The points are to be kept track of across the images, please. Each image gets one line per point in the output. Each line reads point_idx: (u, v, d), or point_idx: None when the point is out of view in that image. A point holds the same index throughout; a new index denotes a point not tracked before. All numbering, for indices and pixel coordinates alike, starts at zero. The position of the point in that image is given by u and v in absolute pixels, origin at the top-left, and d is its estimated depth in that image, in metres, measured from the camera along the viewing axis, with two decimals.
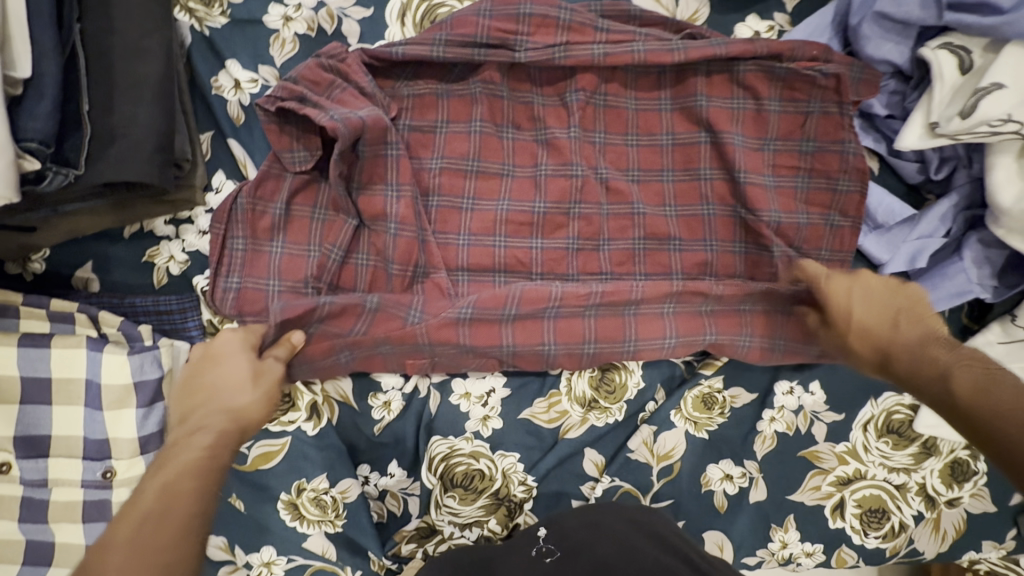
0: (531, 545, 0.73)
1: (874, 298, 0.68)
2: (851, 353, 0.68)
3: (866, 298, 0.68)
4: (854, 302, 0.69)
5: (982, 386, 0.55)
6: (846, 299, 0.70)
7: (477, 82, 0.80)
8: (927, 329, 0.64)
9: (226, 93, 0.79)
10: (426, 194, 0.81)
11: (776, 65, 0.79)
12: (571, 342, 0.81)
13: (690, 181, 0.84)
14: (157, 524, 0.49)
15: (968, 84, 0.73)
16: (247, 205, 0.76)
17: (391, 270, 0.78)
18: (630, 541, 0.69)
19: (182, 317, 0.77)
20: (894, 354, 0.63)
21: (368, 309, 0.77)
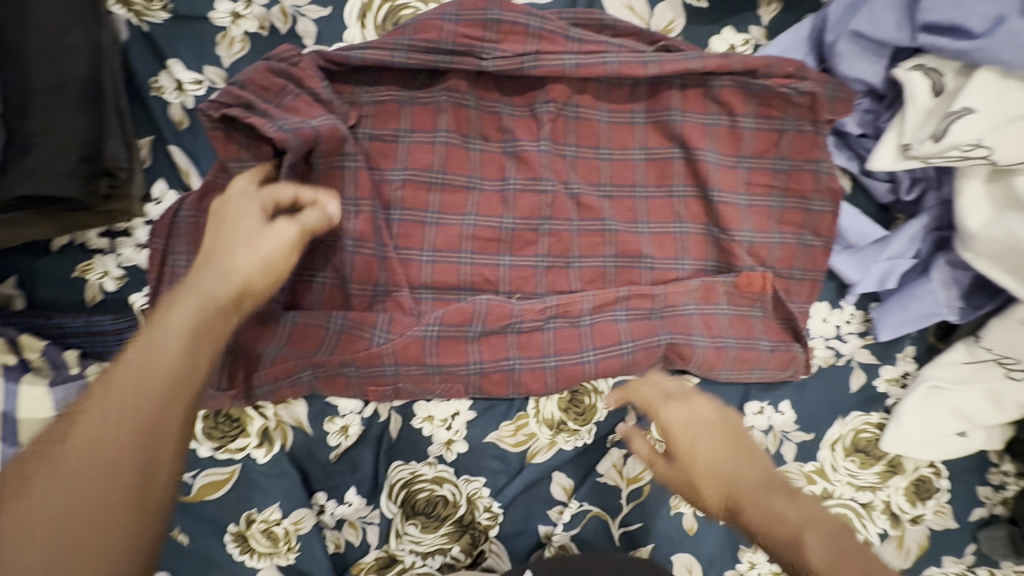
0: None
1: (703, 427, 0.60)
2: (696, 491, 0.58)
3: (706, 434, 0.60)
4: (686, 433, 0.60)
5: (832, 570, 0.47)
6: (689, 426, 0.61)
7: (442, 90, 0.76)
8: (763, 470, 0.57)
9: (167, 94, 0.73)
10: (387, 208, 0.77)
11: (751, 80, 0.76)
12: (534, 357, 0.78)
13: (663, 198, 0.82)
14: (105, 446, 0.40)
15: (939, 107, 0.73)
16: (189, 218, 0.70)
17: (350, 289, 0.74)
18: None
19: (118, 339, 0.69)
20: (739, 502, 0.55)
21: (333, 329, 0.73)
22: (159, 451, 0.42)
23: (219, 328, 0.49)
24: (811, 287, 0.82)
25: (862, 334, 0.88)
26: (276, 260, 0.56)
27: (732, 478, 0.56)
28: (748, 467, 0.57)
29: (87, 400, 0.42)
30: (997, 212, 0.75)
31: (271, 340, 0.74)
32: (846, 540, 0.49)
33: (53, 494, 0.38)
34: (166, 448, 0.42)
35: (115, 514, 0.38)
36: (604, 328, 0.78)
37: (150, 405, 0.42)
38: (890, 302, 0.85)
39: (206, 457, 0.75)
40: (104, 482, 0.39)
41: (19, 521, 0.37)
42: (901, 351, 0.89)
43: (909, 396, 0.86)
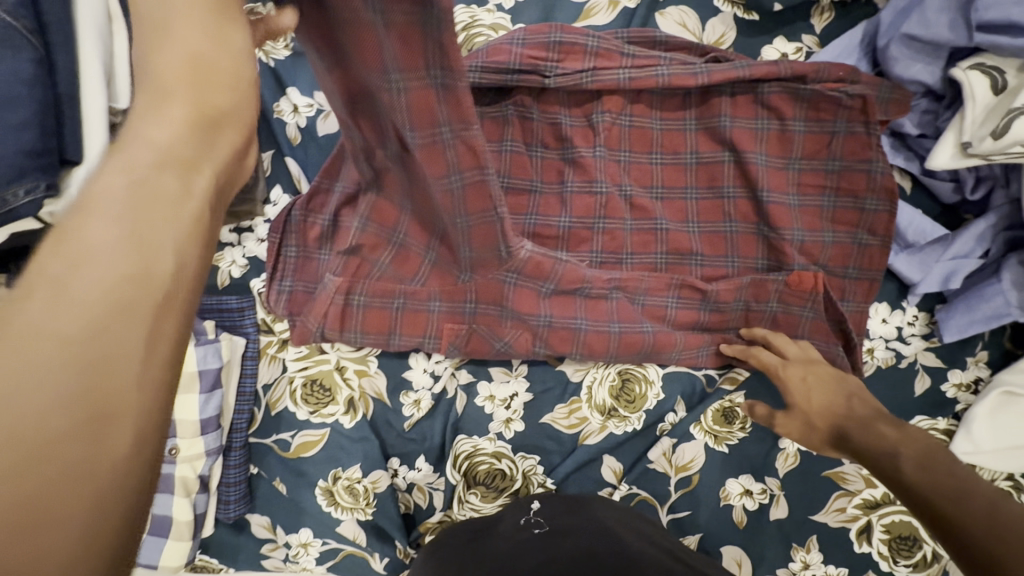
0: (521, 515, 0.78)
1: (819, 386, 0.78)
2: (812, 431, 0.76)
3: (818, 386, 0.78)
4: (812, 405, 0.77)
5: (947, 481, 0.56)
6: (805, 390, 0.78)
7: (509, 105, 0.85)
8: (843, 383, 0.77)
9: (285, 115, 0.88)
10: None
11: (801, 86, 0.80)
12: (599, 320, 0.84)
13: (714, 199, 0.86)
14: (137, 210, 0.33)
15: (1001, 103, 0.72)
16: (300, 217, 0.85)
17: (427, 257, 0.83)
18: (608, 527, 0.71)
19: (240, 315, 0.86)
20: (848, 432, 0.71)
21: (393, 242, 0.83)
22: (159, 256, 0.32)
23: (225, 94, 0.39)
24: (868, 286, 0.83)
25: (926, 337, 0.87)
26: (201, 52, 0.39)
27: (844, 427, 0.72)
28: (860, 409, 0.74)
29: (90, 198, 0.33)
30: None
31: (376, 258, 0.84)
32: (938, 454, 0.60)
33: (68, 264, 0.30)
34: (166, 223, 0.33)
35: (98, 323, 0.30)
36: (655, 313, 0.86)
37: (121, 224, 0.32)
38: (956, 304, 0.83)
39: (303, 420, 0.88)
40: (116, 242, 0.32)
41: (37, 293, 0.29)
42: (972, 356, 0.87)
43: (980, 402, 0.84)
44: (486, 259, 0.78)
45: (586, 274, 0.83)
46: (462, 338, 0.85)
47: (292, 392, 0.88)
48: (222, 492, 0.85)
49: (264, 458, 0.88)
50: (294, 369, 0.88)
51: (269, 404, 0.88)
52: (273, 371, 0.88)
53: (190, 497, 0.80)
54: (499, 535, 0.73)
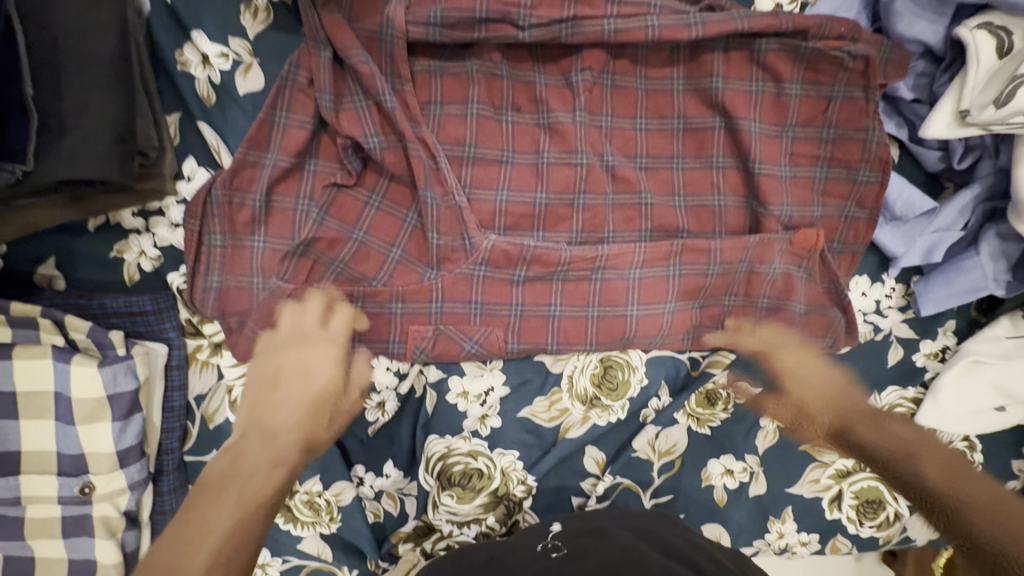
0: (537, 541, 0.70)
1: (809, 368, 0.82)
2: (849, 426, 0.81)
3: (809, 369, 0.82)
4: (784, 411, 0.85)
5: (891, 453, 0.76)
6: (794, 373, 0.82)
7: (474, 60, 0.74)
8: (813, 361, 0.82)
9: (192, 68, 0.70)
10: (406, 207, 0.76)
11: (801, 43, 0.72)
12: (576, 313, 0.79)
13: (702, 169, 0.79)
14: (241, 508, 0.60)
15: (1005, 68, 0.68)
16: (222, 197, 0.70)
17: (395, 258, 0.76)
18: (635, 545, 0.65)
19: (158, 319, 0.72)
20: (849, 425, 0.81)
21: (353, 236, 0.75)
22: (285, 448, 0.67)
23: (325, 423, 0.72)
24: (851, 259, 0.80)
25: (902, 309, 0.85)
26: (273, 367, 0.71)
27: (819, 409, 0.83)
28: (855, 392, 0.83)
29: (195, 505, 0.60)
30: None
31: (332, 257, 0.75)
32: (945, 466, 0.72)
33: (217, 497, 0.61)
34: (257, 479, 0.63)
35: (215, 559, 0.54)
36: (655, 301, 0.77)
37: (250, 515, 0.60)
38: (934, 277, 0.83)
39: None
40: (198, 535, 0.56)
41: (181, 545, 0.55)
42: (941, 326, 0.87)
43: (949, 369, 0.84)
44: (453, 248, 0.75)
45: (562, 256, 0.75)
46: (429, 341, 0.77)
47: (230, 402, 0.74)
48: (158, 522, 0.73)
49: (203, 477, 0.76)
50: (232, 377, 0.74)
51: (205, 417, 0.74)
52: (206, 380, 0.74)
53: (116, 538, 0.66)
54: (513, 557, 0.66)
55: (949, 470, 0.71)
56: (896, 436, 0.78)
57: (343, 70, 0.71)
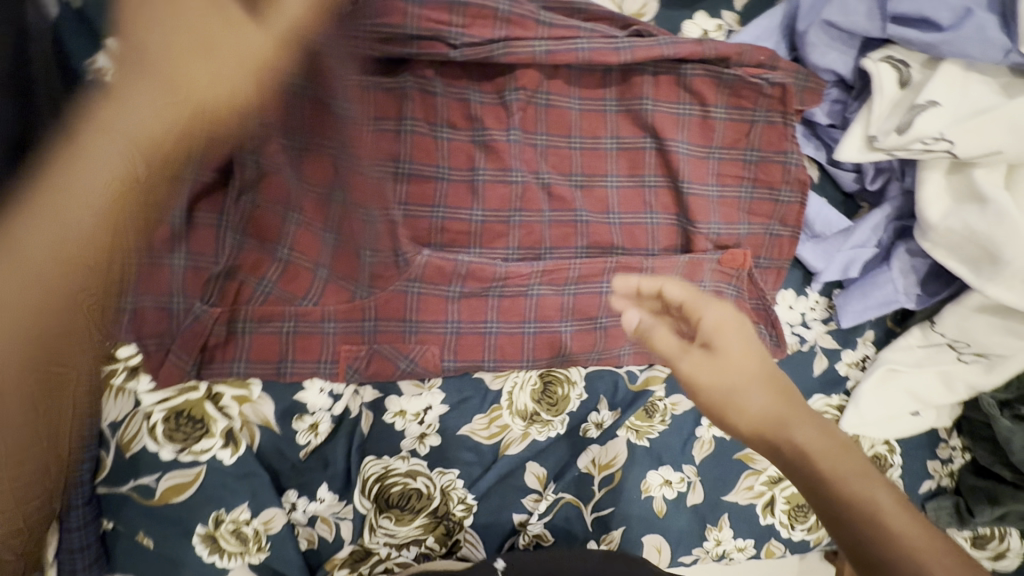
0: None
1: (736, 340, 0.55)
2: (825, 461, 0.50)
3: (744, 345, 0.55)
4: (713, 389, 0.53)
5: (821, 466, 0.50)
6: (731, 337, 0.55)
7: (407, 76, 0.73)
8: (729, 320, 0.56)
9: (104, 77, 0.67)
10: (326, 224, 0.73)
11: (724, 70, 0.76)
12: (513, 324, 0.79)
13: (635, 188, 0.80)
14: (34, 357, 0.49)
15: (905, 99, 0.73)
16: (139, 212, 0.67)
17: (321, 276, 0.74)
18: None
19: None
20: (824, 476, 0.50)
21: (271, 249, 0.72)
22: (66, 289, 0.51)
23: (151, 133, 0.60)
24: (777, 274, 0.84)
25: (825, 321, 0.90)
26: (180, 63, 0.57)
27: (748, 424, 0.53)
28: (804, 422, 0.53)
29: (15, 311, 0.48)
30: (954, 203, 0.76)
31: (259, 278, 0.72)
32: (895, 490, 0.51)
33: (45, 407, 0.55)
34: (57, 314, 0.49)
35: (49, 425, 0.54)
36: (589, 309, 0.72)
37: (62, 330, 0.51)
38: (852, 290, 0.87)
39: (168, 460, 0.72)
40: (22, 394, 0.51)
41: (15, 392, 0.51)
42: (862, 335, 0.92)
43: (867, 378, 0.89)
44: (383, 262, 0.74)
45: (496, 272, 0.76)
46: (363, 360, 0.76)
47: (150, 429, 0.72)
48: (64, 560, 0.69)
49: (120, 509, 0.72)
50: (151, 403, 0.72)
51: (121, 446, 0.71)
52: (122, 405, 0.71)
53: None
54: None
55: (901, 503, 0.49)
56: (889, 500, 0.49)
57: None
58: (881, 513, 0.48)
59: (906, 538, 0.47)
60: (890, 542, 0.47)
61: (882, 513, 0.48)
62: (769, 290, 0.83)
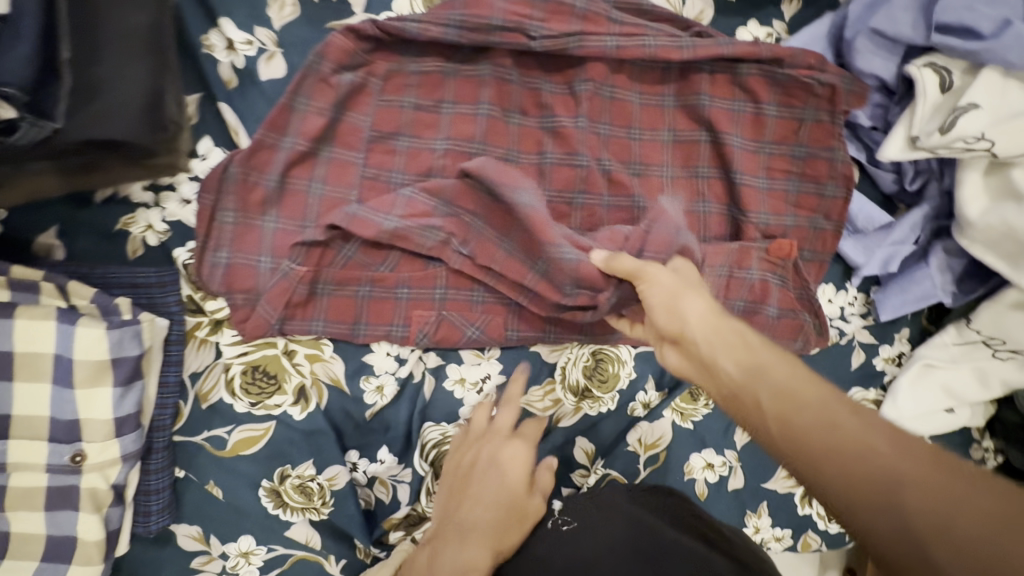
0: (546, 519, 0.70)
1: (686, 302, 0.68)
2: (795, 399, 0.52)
3: (694, 307, 0.67)
4: (661, 295, 0.70)
5: (751, 373, 0.58)
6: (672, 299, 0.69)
7: (486, 64, 0.79)
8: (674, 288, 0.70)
9: (217, 53, 0.74)
10: (423, 224, 0.76)
11: (777, 70, 0.82)
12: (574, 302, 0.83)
13: (689, 178, 0.85)
14: None
15: (947, 102, 0.79)
16: (239, 174, 0.72)
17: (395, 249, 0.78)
18: (639, 516, 0.65)
19: (160, 291, 0.72)
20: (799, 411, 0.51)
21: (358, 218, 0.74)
22: None
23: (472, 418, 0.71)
24: (819, 267, 0.88)
25: (863, 316, 0.93)
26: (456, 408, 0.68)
27: (695, 331, 0.65)
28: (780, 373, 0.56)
29: None
30: (992, 202, 0.81)
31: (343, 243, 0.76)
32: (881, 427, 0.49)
33: (488, 472, 0.73)
34: None
35: None
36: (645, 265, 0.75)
37: None
38: (890, 286, 0.91)
39: (242, 413, 0.75)
40: None
41: None
42: (896, 334, 0.95)
43: (904, 374, 0.92)
44: None
45: None
46: (431, 325, 0.79)
47: (228, 381, 0.75)
48: (140, 502, 0.72)
49: (193, 457, 0.75)
50: (231, 356, 0.75)
51: (199, 397, 0.75)
52: (203, 357, 0.75)
53: (101, 514, 0.65)
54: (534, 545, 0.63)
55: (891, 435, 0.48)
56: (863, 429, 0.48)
57: (365, 65, 0.76)
58: (800, 419, 0.51)
59: (844, 430, 0.48)
60: (795, 442, 0.50)
61: (799, 419, 0.51)
62: (813, 281, 0.87)
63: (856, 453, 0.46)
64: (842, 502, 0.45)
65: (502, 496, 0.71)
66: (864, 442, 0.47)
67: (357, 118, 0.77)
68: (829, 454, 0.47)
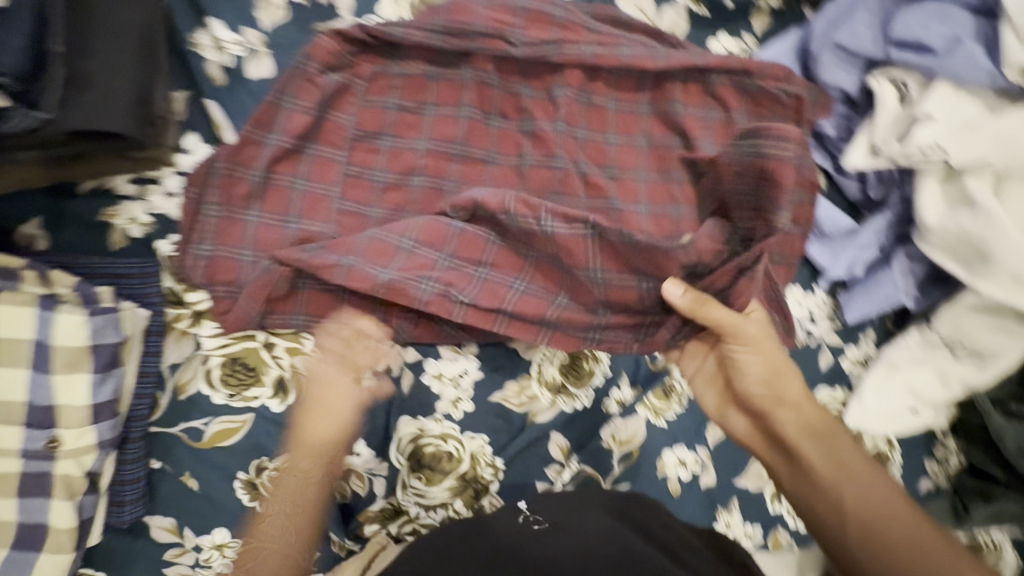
0: (518, 514, 0.74)
1: (755, 372, 0.83)
2: (841, 462, 0.75)
3: (764, 380, 0.82)
4: (759, 368, 0.82)
5: (838, 468, 0.75)
6: (750, 357, 0.83)
7: (468, 68, 0.82)
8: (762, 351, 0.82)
9: (205, 50, 0.75)
10: (422, 274, 0.77)
11: (746, 80, 0.86)
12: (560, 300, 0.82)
13: (663, 183, 0.88)
14: None
15: (905, 113, 0.83)
16: (224, 169, 0.74)
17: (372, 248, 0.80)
18: (614, 528, 0.70)
19: (141, 282, 0.73)
20: (827, 474, 0.75)
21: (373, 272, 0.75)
22: None
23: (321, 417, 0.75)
24: (788, 270, 0.91)
25: (831, 318, 0.97)
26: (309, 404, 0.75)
27: (786, 408, 0.80)
28: (807, 442, 0.78)
29: None
30: (949, 208, 0.85)
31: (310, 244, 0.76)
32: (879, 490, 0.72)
33: (293, 470, 0.73)
34: None
35: None
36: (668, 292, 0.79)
37: None
38: (855, 289, 0.95)
39: (220, 405, 0.76)
40: None
41: None
42: (862, 335, 0.99)
43: (869, 374, 0.95)
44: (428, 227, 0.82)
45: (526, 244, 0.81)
46: (411, 320, 0.82)
47: (207, 372, 0.76)
48: (115, 491, 0.72)
49: (170, 449, 0.75)
50: (210, 347, 0.76)
51: (177, 388, 0.75)
52: (183, 348, 0.76)
53: (74, 501, 0.65)
54: (497, 538, 0.69)
55: (838, 503, 0.73)
56: (858, 490, 0.73)
57: (351, 67, 0.79)
58: (853, 496, 0.72)
59: (877, 512, 0.70)
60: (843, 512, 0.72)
61: (854, 497, 0.72)
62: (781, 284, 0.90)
63: (881, 538, 0.69)
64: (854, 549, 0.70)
65: (306, 493, 0.72)
66: (880, 521, 0.69)
67: (342, 117, 0.79)
68: (906, 556, 0.66)
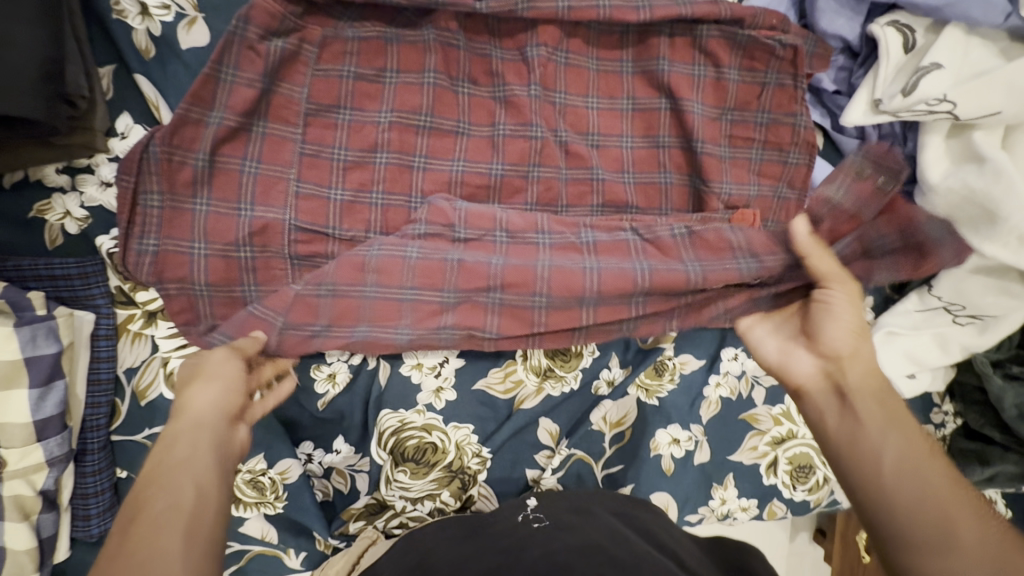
0: (519, 511, 0.73)
1: (836, 323, 0.63)
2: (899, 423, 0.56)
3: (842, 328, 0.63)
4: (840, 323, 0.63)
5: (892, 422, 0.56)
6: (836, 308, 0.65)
7: (431, 29, 0.74)
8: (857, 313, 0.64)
9: (130, 19, 0.67)
10: (437, 326, 0.73)
11: (738, 31, 0.78)
12: (565, 297, 0.74)
13: (649, 148, 0.82)
14: None
15: (910, 62, 0.77)
16: (161, 152, 0.67)
17: (335, 234, 0.73)
18: (620, 531, 0.66)
19: (84, 285, 0.68)
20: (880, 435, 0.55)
21: (359, 295, 0.71)
22: None
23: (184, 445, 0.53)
24: None
25: None
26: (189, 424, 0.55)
27: (849, 367, 0.60)
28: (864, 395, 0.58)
29: None
30: (954, 165, 0.80)
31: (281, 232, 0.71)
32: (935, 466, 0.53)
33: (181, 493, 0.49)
34: None
35: None
36: (717, 274, 0.74)
37: None
38: None
39: None
40: None
41: None
42: None
43: None
44: (396, 207, 0.75)
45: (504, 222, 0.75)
46: None
47: (167, 375, 0.70)
48: (78, 505, 0.68)
49: (131, 459, 0.71)
50: (168, 349, 0.70)
51: (137, 394, 0.70)
52: (138, 352, 0.70)
53: (30, 521, 0.62)
54: (500, 539, 0.66)
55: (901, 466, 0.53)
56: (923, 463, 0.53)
57: (299, 32, 0.71)
58: (894, 465, 0.53)
59: (918, 501, 0.50)
60: (881, 486, 0.52)
61: (895, 466, 0.52)
62: None
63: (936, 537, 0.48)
64: (896, 531, 0.50)
65: (182, 518, 0.48)
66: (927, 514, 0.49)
67: (292, 89, 0.72)
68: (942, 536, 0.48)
